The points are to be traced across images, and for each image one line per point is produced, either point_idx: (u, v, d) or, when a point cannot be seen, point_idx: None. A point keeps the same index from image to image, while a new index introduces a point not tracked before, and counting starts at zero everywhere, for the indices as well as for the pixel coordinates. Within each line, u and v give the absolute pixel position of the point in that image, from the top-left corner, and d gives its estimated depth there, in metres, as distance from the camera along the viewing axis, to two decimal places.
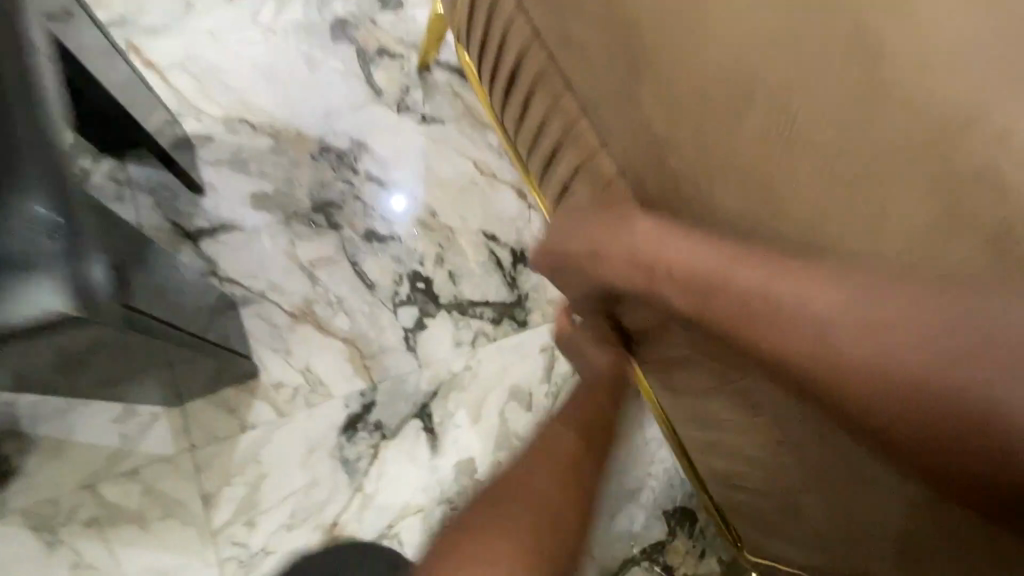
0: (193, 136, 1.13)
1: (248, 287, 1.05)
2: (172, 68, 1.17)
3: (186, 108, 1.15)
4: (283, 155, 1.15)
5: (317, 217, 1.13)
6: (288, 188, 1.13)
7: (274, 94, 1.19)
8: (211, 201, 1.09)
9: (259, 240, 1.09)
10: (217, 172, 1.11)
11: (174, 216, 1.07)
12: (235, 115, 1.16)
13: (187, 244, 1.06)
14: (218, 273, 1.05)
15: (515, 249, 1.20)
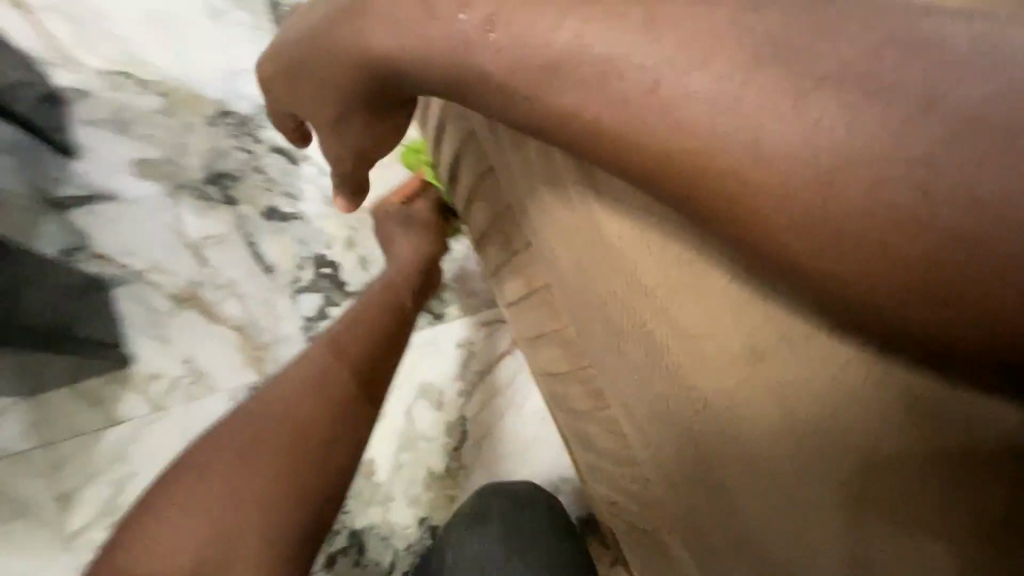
0: (68, 91, 0.99)
1: (125, 265, 0.95)
2: (49, 12, 1.02)
3: (60, 58, 1.00)
4: (174, 117, 1.03)
5: (211, 189, 1.02)
6: (178, 156, 1.01)
7: (169, 48, 1.06)
8: (83, 164, 0.96)
9: (141, 214, 0.97)
10: (93, 132, 0.98)
11: (41, 182, 0.94)
12: (120, 69, 1.02)
13: (54, 215, 0.93)
14: (90, 249, 0.94)
15: None
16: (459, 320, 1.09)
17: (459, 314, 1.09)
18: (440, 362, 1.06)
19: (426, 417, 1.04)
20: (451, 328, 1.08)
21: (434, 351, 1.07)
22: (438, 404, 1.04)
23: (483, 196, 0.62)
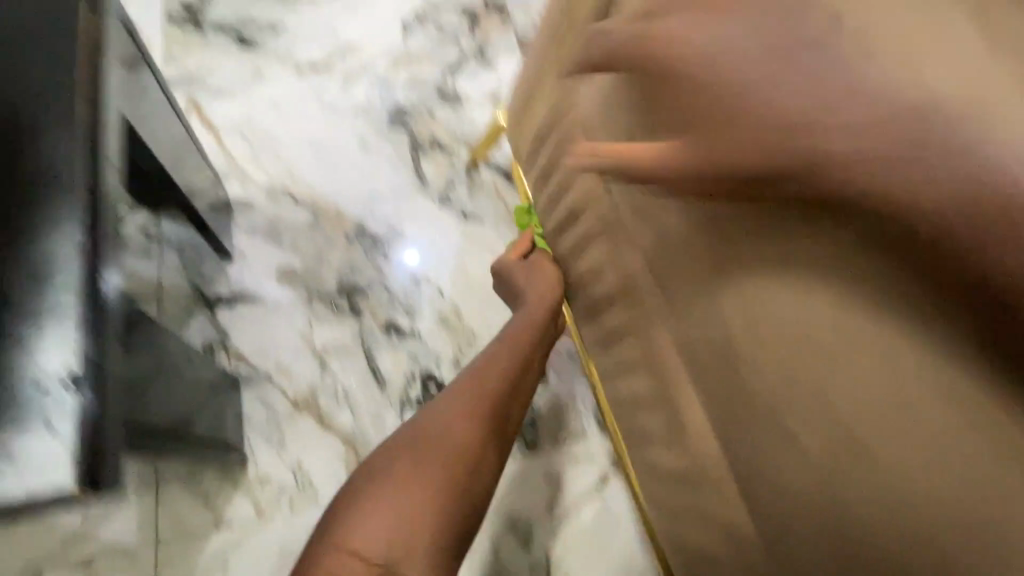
0: (234, 201, 1.11)
1: (256, 366, 1.00)
2: (229, 130, 1.16)
3: (232, 171, 1.14)
4: (319, 231, 1.13)
5: (340, 300, 1.09)
6: (316, 266, 1.10)
7: (323, 171, 1.19)
8: (236, 267, 1.05)
9: (277, 318, 1.04)
10: (249, 240, 1.08)
11: (197, 279, 1.02)
12: (280, 186, 1.14)
13: (203, 312, 1.01)
14: (228, 348, 1.00)
15: None
16: (548, 453, 1.11)
17: (550, 447, 1.12)
18: (530, 495, 1.09)
19: (513, 552, 1.06)
20: (542, 460, 1.11)
21: (524, 484, 1.09)
22: (525, 541, 1.07)
23: (648, 367, 0.68)
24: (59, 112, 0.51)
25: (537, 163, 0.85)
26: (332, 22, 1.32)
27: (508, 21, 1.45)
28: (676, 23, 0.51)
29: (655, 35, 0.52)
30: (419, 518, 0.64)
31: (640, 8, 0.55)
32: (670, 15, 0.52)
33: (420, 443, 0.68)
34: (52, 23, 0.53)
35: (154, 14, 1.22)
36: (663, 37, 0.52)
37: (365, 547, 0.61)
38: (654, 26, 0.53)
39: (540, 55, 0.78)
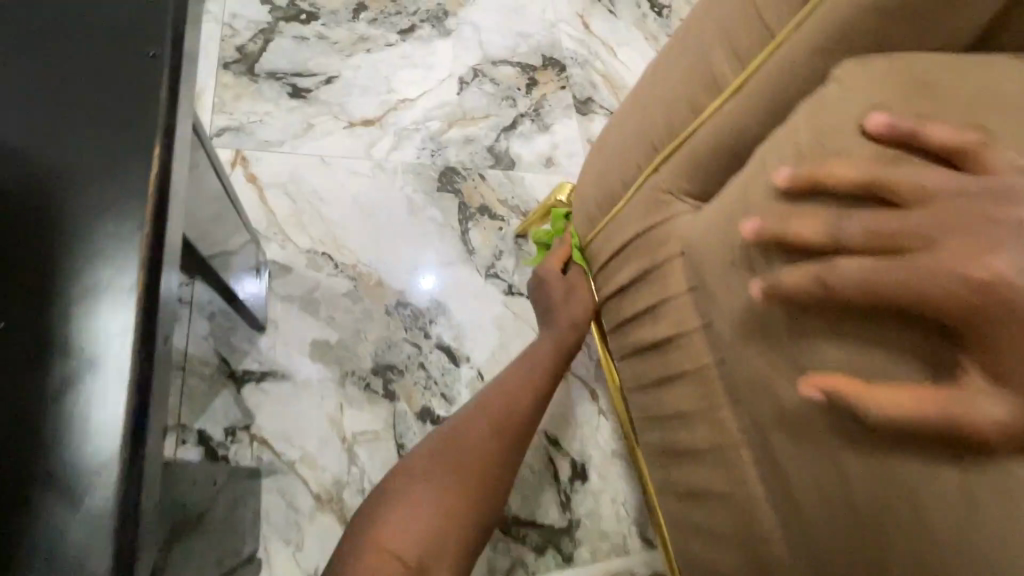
0: (272, 263, 1.04)
1: (279, 453, 0.91)
2: (273, 186, 1.10)
3: (273, 231, 1.07)
4: (357, 302, 1.05)
5: (374, 380, 1.01)
6: (353, 342, 1.02)
7: (366, 235, 1.12)
8: (268, 339, 0.98)
9: (307, 398, 0.96)
10: (284, 310, 1.01)
11: (226, 351, 0.95)
12: (321, 249, 1.08)
13: (229, 388, 0.93)
14: (252, 430, 0.92)
15: (576, 460, 1.09)
16: (585, 566, 1.03)
17: (587, 559, 1.03)
18: None
19: None
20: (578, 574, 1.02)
21: None
22: None
23: (744, 545, 0.58)
24: (118, 176, 0.42)
25: (613, 272, 0.76)
26: (388, 77, 1.27)
27: (566, 83, 1.36)
28: (880, 271, 0.44)
29: (840, 278, 0.46)
30: (449, 518, 0.71)
31: (804, 236, 0.48)
32: (869, 262, 0.45)
33: (447, 458, 0.74)
34: (121, 90, 0.43)
35: (209, 59, 1.18)
36: (862, 284, 0.45)
37: (400, 543, 0.68)
38: (841, 265, 0.46)
39: (632, 165, 0.70)
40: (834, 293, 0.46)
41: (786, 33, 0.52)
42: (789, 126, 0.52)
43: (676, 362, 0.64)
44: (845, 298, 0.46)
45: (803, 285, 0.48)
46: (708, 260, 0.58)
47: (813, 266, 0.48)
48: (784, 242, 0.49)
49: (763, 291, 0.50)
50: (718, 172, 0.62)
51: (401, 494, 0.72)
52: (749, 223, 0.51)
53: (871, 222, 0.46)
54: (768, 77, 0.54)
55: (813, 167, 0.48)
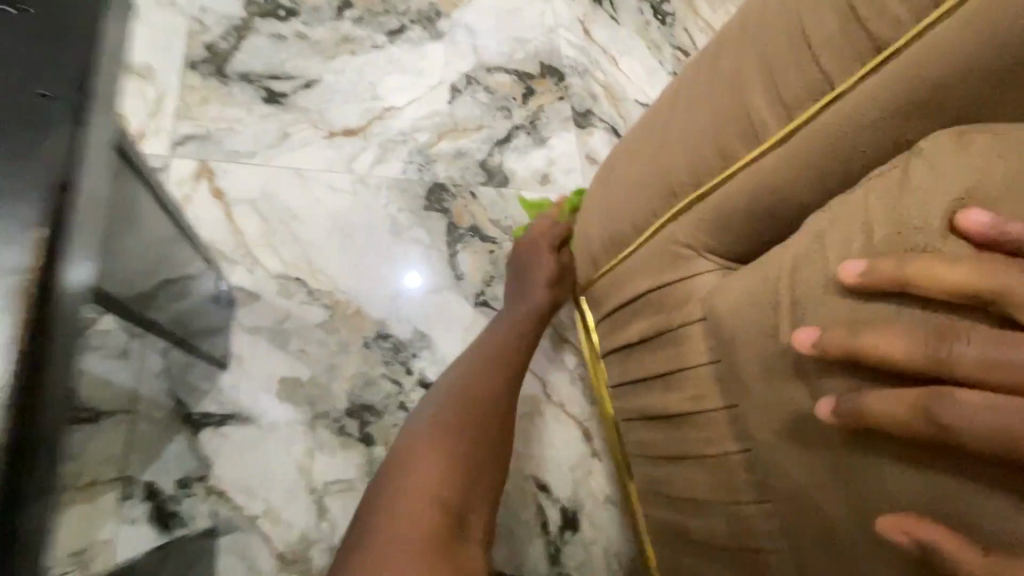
0: (239, 290, 0.94)
1: (239, 508, 0.82)
2: (242, 203, 1.00)
3: (240, 253, 0.97)
4: (333, 334, 0.96)
5: (349, 423, 0.91)
6: (326, 379, 0.92)
7: (345, 258, 1.02)
8: (230, 377, 0.88)
9: (272, 444, 0.86)
10: (250, 343, 0.91)
11: (182, 391, 0.85)
12: (294, 273, 0.98)
13: (183, 434, 0.83)
14: (209, 482, 0.82)
15: (567, 509, 1.01)
16: None
17: None
18: None
19: None
20: None
21: None
22: None
23: None
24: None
25: (620, 325, 0.68)
26: (373, 82, 1.16)
27: (564, 93, 1.26)
28: (1008, 417, 0.34)
29: (955, 417, 0.36)
30: (472, 466, 0.69)
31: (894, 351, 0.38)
32: (993, 399, 0.35)
33: (458, 411, 0.72)
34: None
35: (173, 57, 1.06)
36: (984, 429, 0.35)
37: (434, 492, 0.65)
38: (952, 398, 0.36)
39: (647, 210, 0.62)
40: (940, 432, 0.36)
41: (846, 86, 0.45)
42: (859, 190, 0.45)
43: (692, 441, 0.57)
44: (954, 440, 0.36)
45: (897, 418, 0.38)
46: (741, 336, 0.50)
47: (911, 393, 0.38)
48: (863, 357, 0.40)
49: (837, 415, 0.41)
50: (750, 231, 0.54)
51: (420, 450, 0.68)
52: (805, 332, 0.43)
53: (993, 342, 0.35)
54: (820, 133, 0.47)
55: (900, 263, 0.39)
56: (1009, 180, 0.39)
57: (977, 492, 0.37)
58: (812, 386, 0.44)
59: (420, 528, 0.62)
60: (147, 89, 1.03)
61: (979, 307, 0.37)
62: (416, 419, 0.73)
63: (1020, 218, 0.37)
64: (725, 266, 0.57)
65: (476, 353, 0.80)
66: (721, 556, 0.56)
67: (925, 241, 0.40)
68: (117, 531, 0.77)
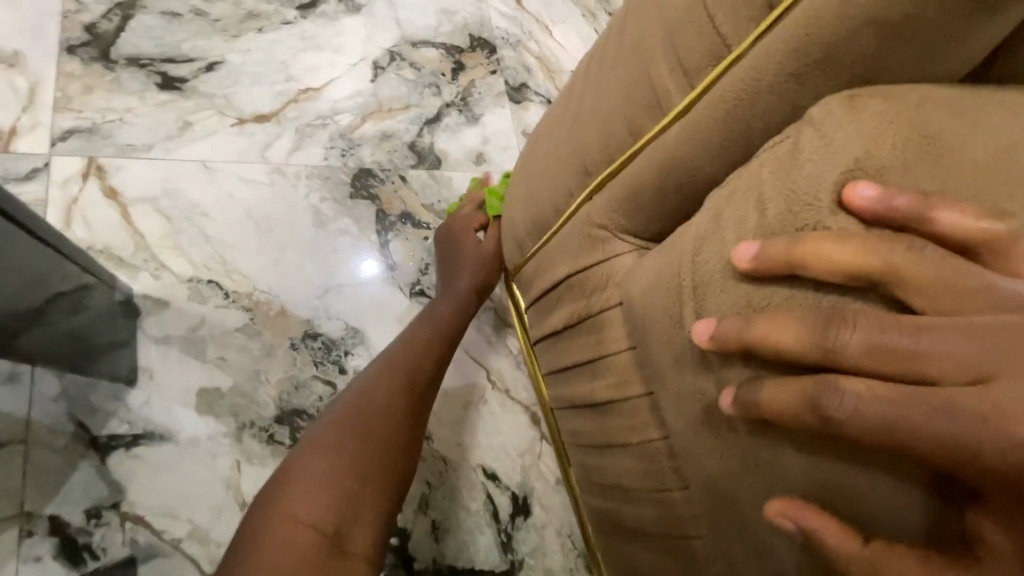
0: (143, 299, 0.87)
1: (159, 531, 0.77)
2: (140, 203, 0.91)
3: (143, 258, 0.89)
4: (255, 337, 0.89)
5: (279, 430, 0.85)
6: (250, 387, 0.86)
7: (263, 255, 0.94)
8: (139, 395, 0.81)
9: (194, 461, 0.81)
10: (160, 355, 0.84)
11: (85, 414, 0.78)
12: (206, 274, 0.90)
13: (90, 460, 0.77)
14: (123, 507, 0.76)
15: (517, 495, 0.99)
16: None
17: None
18: None
19: None
20: None
21: None
22: None
23: None
24: None
25: (547, 312, 0.65)
26: (285, 61, 1.07)
27: (496, 67, 1.20)
28: (890, 405, 0.33)
29: (838, 406, 0.35)
30: (361, 484, 0.65)
31: (783, 341, 0.37)
32: (879, 388, 0.34)
33: (350, 423, 0.68)
34: None
35: (47, 41, 0.95)
36: (868, 420, 0.34)
37: (309, 514, 0.61)
38: (838, 388, 0.35)
39: (562, 189, 0.59)
40: (826, 424, 0.36)
41: (742, 48, 0.43)
42: (757, 160, 0.44)
43: (619, 429, 0.55)
44: (838, 430, 0.35)
45: (788, 408, 0.37)
46: (654, 321, 0.48)
47: (803, 382, 0.37)
48: (757, 349, 0.39)
49: (736, 406, 0.41)
50: (661, 209, 0.51)
51: (302, 469, 0.64)
52: (704, 325, 0.43)
53: (878, 328, 0.34)
54: (721, 100, 0.44)
55: (790, 245, 0.38)
56: (908, 147, 0.37)
57: (866, 477, 0.37)
58: (724, 365, 0.43)
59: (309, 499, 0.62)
60: (18, 79, 0.92)
61: (869, 289, 0.36)
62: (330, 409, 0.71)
63: (919, 190, 0.36)
64: (641, 246, 0.55)
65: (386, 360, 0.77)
66: (655, 542, 0.55)
67: (817, 218, 0.38)
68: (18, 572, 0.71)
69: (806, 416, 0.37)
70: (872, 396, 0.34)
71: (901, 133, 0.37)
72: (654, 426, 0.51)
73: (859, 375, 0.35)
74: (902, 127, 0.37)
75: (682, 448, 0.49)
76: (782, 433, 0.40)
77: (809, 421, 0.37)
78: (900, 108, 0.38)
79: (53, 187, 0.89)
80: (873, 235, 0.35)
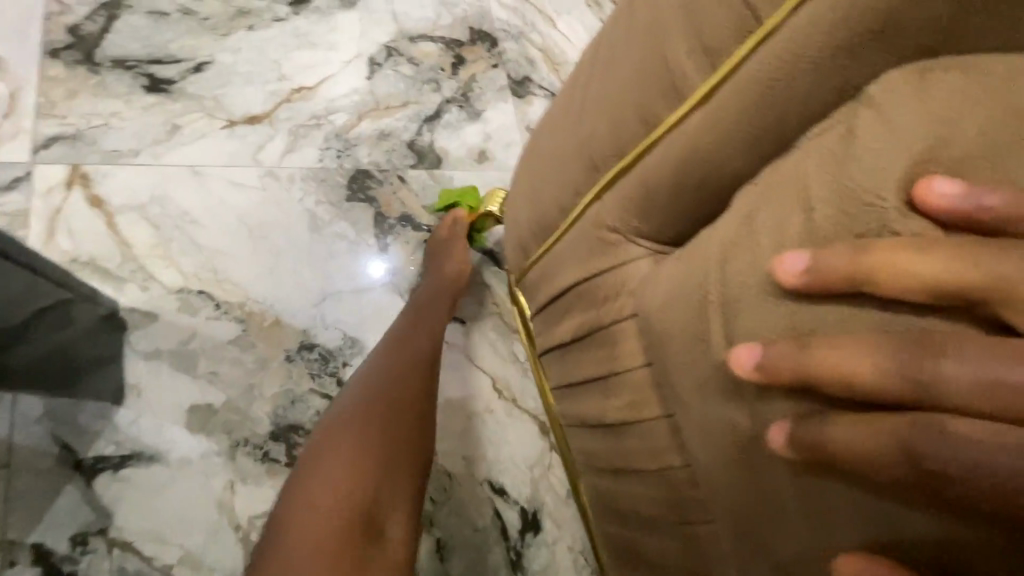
0: (131, 312, 0.83)
1: (149, 556, 0.73)
2: (127, 211, 0.87)
3: (132, 269, 0.85)
4: (249, 350, 0.85)
5: (275, 448, 0.81)
6: (244, 403, 0.82)
7: (256, 263, 0.90)
8: (128, 413, 0.78)
9: (186, 482, 0.77)
10: (149, 371, 0.80)
11: (70, 435, 0.75)
12: (197, 285, 0.86)
13: (76, 483, 0.73)
14: (111, 533, 0.73)
15: (527, 510, 0.94)
16: None
17: None
18: None
19: None
20: None
21: None
22: None
23: None
24: None
25: (553, 323, 0.60)
26: (277, 60, 1.03)
27: (498, 61, 1.15)
28: (1006, 449, 0.28)
29: (938, 453, 0.30)
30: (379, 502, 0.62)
31: (859, 373, 0.32)
32: (988, 433, 0.29)
33: (361, 442, 0.64)
34: None
35: (29, 45, 0.92)
36: (974, 470, 0.29)
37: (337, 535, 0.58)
38: (940, 429, 0.30)
39: (568, 189, 0.53)
40: (920, 471, 0.30)
41: (774, 21, 0.37)
42: (799, 151, 0.39)
43: (635, 453, 0.50)
44: (934, 479, 0.30)
45: (869, 452, 0.32)
46: (673, 336, 0.43)
47: (888, 422, 0.32)
48: (824, 383, 0.33)
49: (796, 448, 0.35)
50: (679, 207, 0.46)
51: (324, 493, 0.60)
52: (747, 351, 0.37)
53: (983, 361, 0.29)
54: (749, 84, 0.39)
55: (859, 256, 0.33)
56: (979, 136, 0.33)
57: (948, 530, 0.32)
58: (760, 390, 0.37)
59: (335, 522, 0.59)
60: None
61: (959, 308, 0.31)
62: (331, 425, 0.67)
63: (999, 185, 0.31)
64: (657, 250, 0.49)
65: (386, 349, 0.75)
66: None
67: (883, 218, 0.33)
68: None
69: (893, 462, 0.31)
70: (984, 443, 0.29)
71: (970, 122, 0.33)
72: (674, 451, 0.46)
73: (960, 415, 0.29)
74: (968, 115, 0.33)
75: (706, 477, 0.43)
76: (848, 477, 0.34)
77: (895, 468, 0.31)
78: (970, 101, 0.34)
79: (37, 196, 0.85)
80: (965, 248, 0.30)
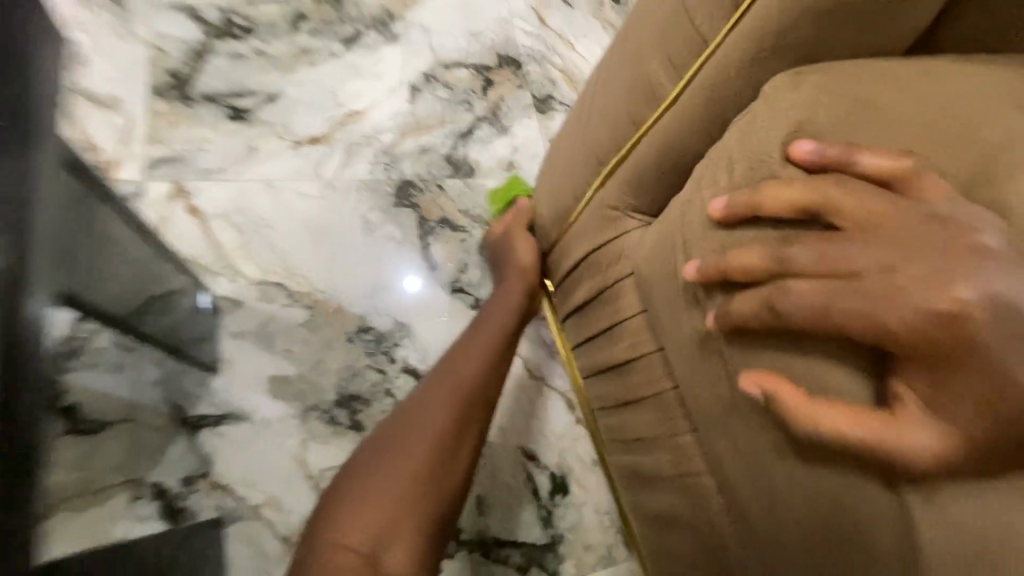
0: (221, 300, 1.00)
1: (241, 497, 0.88)
2: (217, 217, 1.05)
3: (223, 265, 1.02)
4: (315, 331, 1.01)
5: (340, 412, 0.96)
6: (313, 375, 0.97)
7: (320, 259, 1.06)
8: (222, 381, 0.94)
9: (269, 438, 0.92)
10: (238, 348, 0.97)
11: (178, 399, 0.91)
12: (274, 279, 1.03)
13: (183, 437, 0.89)
14: (210, 477, 0.88)
15: (555, 474, 1.06)
16: None
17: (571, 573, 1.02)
18: None
19: None
20: None
21: None
22: None
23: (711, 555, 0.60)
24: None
25: (569, 291, 0.73)
26: (334, 89, 1.21)
27: (523, 82, 1.30)
28: (824, 295, 0.44)
29: (791, 303, 0.46)
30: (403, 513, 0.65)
31: (747, 262, 0.48)
32: (816, 285, 0.45)
33: (396, 456, 0.68)
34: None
35: (137, 85, 1.12)
36: (810, 309, 0.45)
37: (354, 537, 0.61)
38: (787, 289, 0.46)
39: (579, 181, 0.67)
40: (778, 315, 0.47)
41: (716, 40, 0.51)
42: (732, 125, 0.54)
43: (636, 385, 0.63)
44: (790, 322, 0.46)
45: (753, 312, 0.48)
46: (657, 283, 0.57)
47: (761, 290, 0.48)
48: (729, 273, 0.49)
49: (717, 322, 0.51)
50: (663, 183, 0.59)
51: (354, 496, 0.65)
52: (690, 265, 0.53)
53: (813, 244, 0.46)
54: (700, 85, 0.53)
55: (747, 189, 0.49)
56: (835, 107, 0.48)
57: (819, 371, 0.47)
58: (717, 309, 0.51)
59: (358, 525, 0.62)
60: (115, 117, 1.09)
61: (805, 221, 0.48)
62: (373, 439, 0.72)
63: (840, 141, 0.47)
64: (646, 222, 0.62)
65: (434, 374, 0.79)
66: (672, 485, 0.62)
67: (771, 168, 0.49)
68: (129, 531, 0.84)
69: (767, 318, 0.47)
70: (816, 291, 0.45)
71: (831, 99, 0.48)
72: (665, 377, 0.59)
73: (803, 279, 0.46)
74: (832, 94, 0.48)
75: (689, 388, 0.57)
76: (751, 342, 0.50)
77: (768, 320, 0.47)
78: (837, 78, 0.49)
79: (147, 207, 1.04)
80: (816, 176, 0.47)
